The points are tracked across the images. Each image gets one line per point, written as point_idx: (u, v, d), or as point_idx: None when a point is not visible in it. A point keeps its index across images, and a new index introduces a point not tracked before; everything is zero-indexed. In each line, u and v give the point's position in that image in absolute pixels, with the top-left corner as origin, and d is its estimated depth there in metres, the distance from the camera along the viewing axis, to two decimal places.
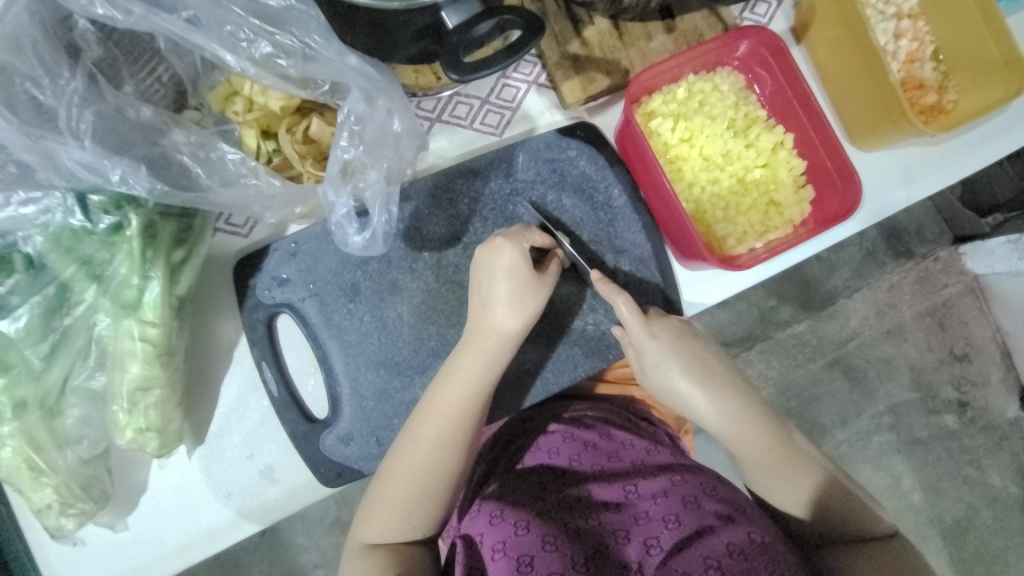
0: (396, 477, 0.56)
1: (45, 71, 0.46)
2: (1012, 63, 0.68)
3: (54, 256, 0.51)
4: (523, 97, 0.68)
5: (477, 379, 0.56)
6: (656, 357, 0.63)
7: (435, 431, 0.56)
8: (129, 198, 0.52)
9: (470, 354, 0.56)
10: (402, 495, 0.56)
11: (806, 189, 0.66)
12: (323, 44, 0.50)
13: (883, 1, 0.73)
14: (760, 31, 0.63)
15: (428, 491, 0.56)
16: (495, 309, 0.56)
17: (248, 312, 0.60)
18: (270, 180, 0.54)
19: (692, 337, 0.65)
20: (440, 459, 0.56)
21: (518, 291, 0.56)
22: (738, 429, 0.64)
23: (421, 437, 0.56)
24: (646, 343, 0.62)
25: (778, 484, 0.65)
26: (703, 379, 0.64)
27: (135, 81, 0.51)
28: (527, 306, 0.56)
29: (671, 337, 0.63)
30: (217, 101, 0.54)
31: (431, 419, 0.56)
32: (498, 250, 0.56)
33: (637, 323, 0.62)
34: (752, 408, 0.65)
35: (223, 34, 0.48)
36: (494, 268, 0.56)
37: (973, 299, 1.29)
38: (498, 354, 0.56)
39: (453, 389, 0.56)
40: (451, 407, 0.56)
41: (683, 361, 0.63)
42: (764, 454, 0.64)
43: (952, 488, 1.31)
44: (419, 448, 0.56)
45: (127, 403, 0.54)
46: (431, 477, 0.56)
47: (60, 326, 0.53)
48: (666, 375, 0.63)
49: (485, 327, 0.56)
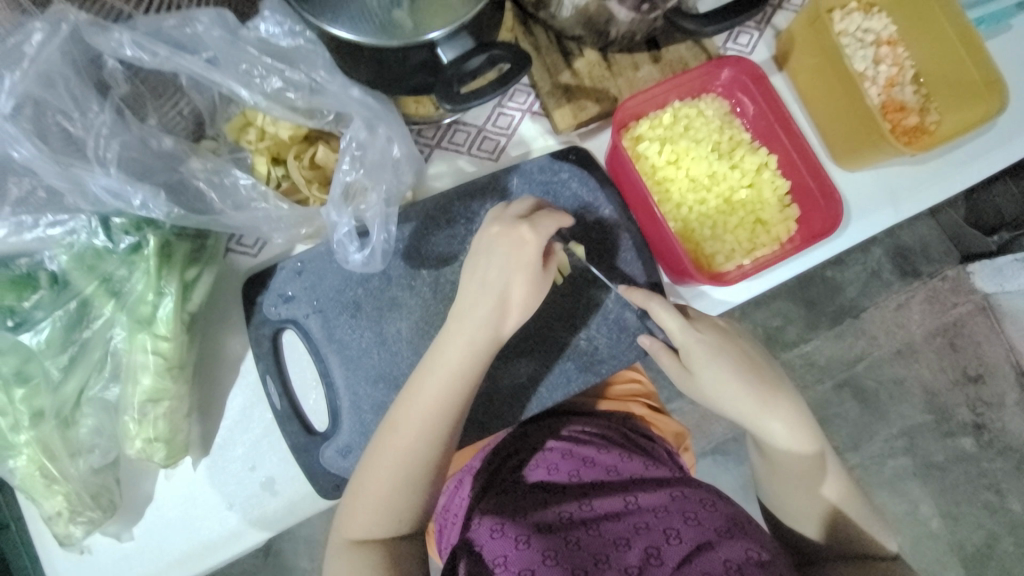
0: (380, 472, 0.56)
1: (75, 105, 0.50)
2: (991, 85, 0.70)
3: (76, 274, 0.55)
4: (518, 123, 0.72)
5: (462, 364, 0.57)
6: (704, 360, 0.62)
7: (419, 422, 0.56)
8: (148, 220, 0.55)
9: (454, 346, 0.57)
10: (385, 491, 0.56)
11: (791, 208, 0.68)
12: (328, 79, 0.55)
13: (862, 30, 0.76)
14: (740, 61, 0.67)
15: (413, 478, 0.57)
16: (483, 302, 0.58)
17: (255, 327, 0.63)
18: (278, 204, 0.58)
19: (737, 341, 0.64)
20: (424, 445, 0.56)
21: (520, 282, 0.58)
22: (782, 441, 0.63)
23: (406, 423, 0.56)
24: (691, 344, 0.62)
25: (799, 498, 0.64)
26: (755, 386, 0.62)
27: (159, 114, 0.55)
28: (516, 299, 0.58)
29: (715, 341, 0.63)
30: (232, 132, 0.59)
31: (416, 404, 0.56)
32: (519, 235, 0.57)
33: (677, 326, 0.62)
34: (802, 420, 0.63)
35: (239, 71, 0.53)
36: (494, 243, 0.58)
37: (983, 319, 1.28)
38: (484, 345, 0.57)
39: (438, 380, 0.57)
40: (436, 392, 0.57)
41: (732, 367, 0.62)
42: (798, 468, 0.63)
43: (972, 514, 1.27)
44: (402, 441, 0.56)
45: (138, 413, 0.57)
46: (416, 464, 0.56)
47: (80, 338, 0.56)
48: (712, 380, 0.62)
49: (470, 320, 0.57)
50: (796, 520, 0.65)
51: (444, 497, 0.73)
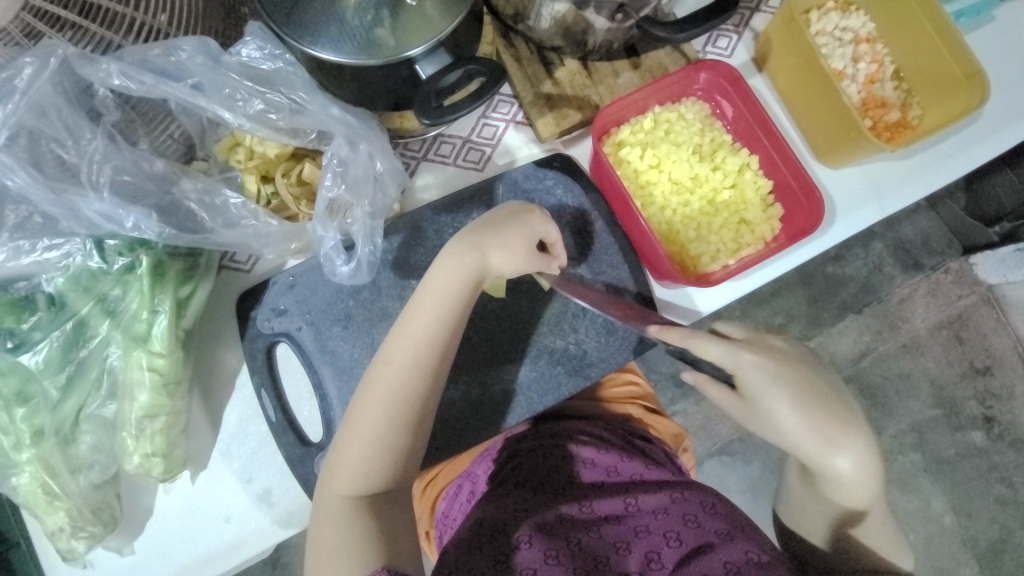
0: (371, 410, 0.55)
1: (68, 134, 0.52)
2: (971, 77, 0.70)
3: (73, 295, 0.57)
4: (502, 134, 0.73)
5: (446, 300, 0.57)
6: (766, 394, 0.58)
7: (409, 353, 0.56)
8: (140, 241, 0.57)
9: (442, 277, 0.58)
10: (376, 431, 0.54)
11: (774, 207, 0.69)
12: (308, 99, 0.57)
13: (840, 28, 0.77)
14: (716, 64, 0.68)
15: (402, 418, 0.55)
16: (471, 243, 0.59)
17: (249, 342, 0.65)
18: (268, 220, 0.60)
19: (804, 374, 0.60)
20: (413, 381, 0.55)
21: (517, 245, 0.60)
22: (841, 480, 0.60)
23: (393, 361, 0.56)
24: (750, 375, 0.58)
25: (819, 513, 0.65)
26: (823, 426, 0.58)
27: (150, 137, 0.56)
28: (503, 243, 0.59)
29: (776, 370, 0.58)
30: (222, 152, 0.61)
31: (404, 339, 0.56)
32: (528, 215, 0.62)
33: (724, 356, 0.59)
34: (869, 461, 0.59)
35: (222, 95, 0.55)
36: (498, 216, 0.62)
37: (989, 310, 1.27)
38: (471, 276, 0.58)
39: (427, 312, 0.57)
40: (423, 326, 0.57)
41: (798, 405, 0.58)
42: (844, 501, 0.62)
43: (986, 509, 1.26)
44: (392, 374, 0.55)
45: (136, 429, 0.58)
46: (406, 401, 0.55)
47: (77, 358, 0.57)
48: (777, 411, 0.58)
49: (456, 258, 0.58)
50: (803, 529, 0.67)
51: (443, 504, 0.74)
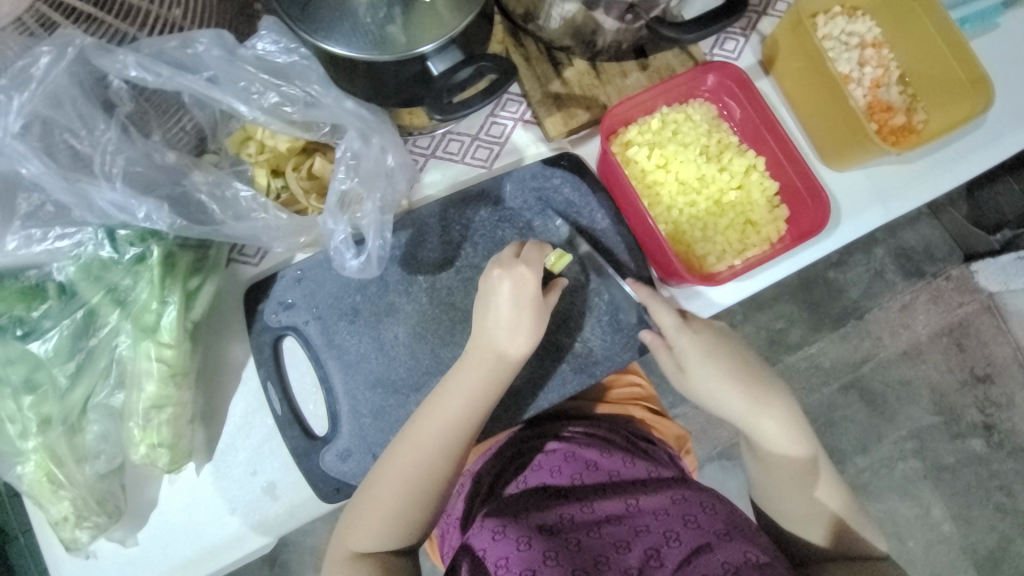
0: (391, 485, 0.58)
1: (82, 124, 0.53)
2: (977, 82, 0.70)
3: (83, 284, 0.57)
4: (510, 132, 0.73)
5: (476, 391, 0.60)
6: (694, 356, 0.64)
7: (437, 439, 0.59)
8: (152, 232, 0.57)
9: (472, 363, 0.60)
10: (393, 503, 0.58)
11: (780, 209, 0.69)
12: (322, 92, 0.57)
13: (847, 33, 0.77)
14: (724, 66, 0.69)
15: (421, 496, 0.58)
16: (494, 321, 0.60)
17: (256, 334, 0.65)
18: (277, 214, 0.60)
19: (727, 339, 0.67)
20: (437, 464, 0.59)
21: (534, 321, 0.60)
22: (770, 435, 0.65)
23: (419, 441, 0.59)
24: (686, 341, 0.64)
25: (792, 490, 0.65)
26: (744, 383, 0.65)
27: (163, 130, 0.57)
28: (520, 325, 0.60)
29: (709, 337, 0.65)
30: (234, 145, 0.61)
31: (434, 421, 0.59)
32: (523, 281, 0.60)
33: (672, 323, 0.64)
34: (793, 420, 0.65)
35: (238, 88, 0.56)
36: (500, 286, 0.60)
37: (989, 318, 1.27)
38: (502, 368, 0.60)
39: (458, 399, 0.59)
40: (454, 412, 0.59)
41: (723, 364, 0.64)
42: (790, 463, 0.65)
43: (985, 517, 1.26)
44: (419, 456, 0.58)
45: (143, 419, 0.58)
46: (427, 480, 0.59)
47: (86, 347, 0.57)
48: (707, 375, 0.64)
49: (487, 348, 0.60)
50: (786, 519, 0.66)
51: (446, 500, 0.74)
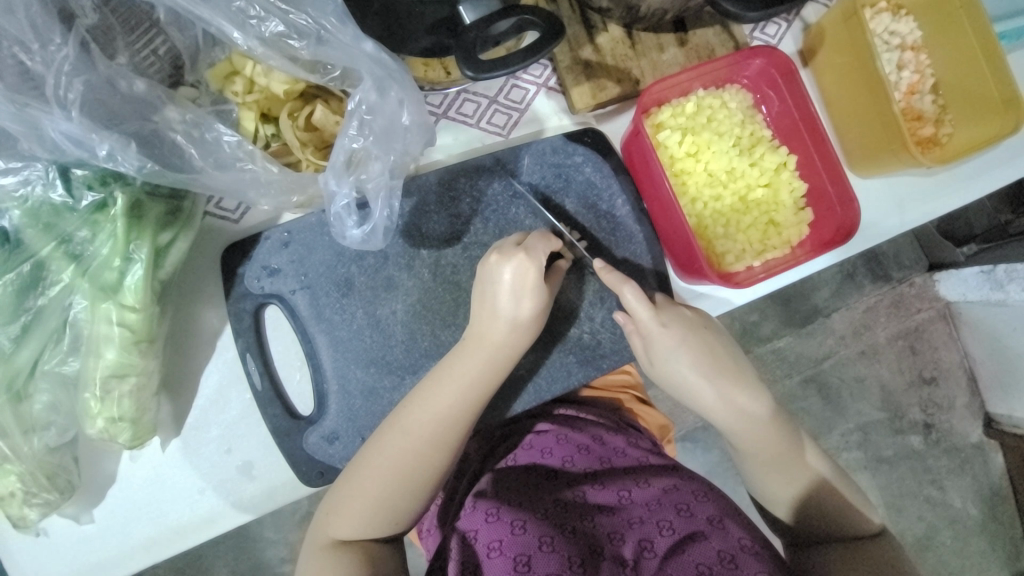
0: (377, 472, 0.54)
1: (35, 36, 0.43)
2: (1008, 101, 0.70)
3: (31, 233, 0.48)
4: (532, 98, 0.67)
5: (475, 379, 0.56)
6: (665, 349, 0.61)
7: (429, 429, 0.55)
8: (115, 174, 0.49)
9: (471, 349, 0.56)
10: (378, 492, 0.54)
11: (805, 212, 0.67)
12: (339, 27, 0.47)
13: (889, 31, 0.74)
14: (771, 52, 0.64)
15: (407, 486, 0.55)
16: (496, 304, 0.55)
17: (235, 301, 0.58)
18: (267, 166, 0.52)
19: (703, 329, 0.63)
20: (426, 454, 0.55)
21: (536, 310, 0.56)
22: (742, 421, 0.62)
23: (409, 429, 0.54)
24: (656, 334, 0.61)
25: (765, 469, 0.64)
26: (712, 373, 0.62)
27: (129, 52, 0.48)
28: (521, 315, 0.56)
29: (679, 328, 0.62)
30: (216, 80, 0.52)
31: (426, 409, 0.55)
32: (523, 271, 0.55)
33: (646, 315, 0.60)
34: (760, 404, 0.63)
35: (231, 9, 0.46)
36: (499, 274, 0.55)
37: (942, 325, 1.33)
38: (503, 356, 0.56)
39: (453, 389, 0.55)
40: (448, 401, 0.55)
41: (690, 354, 0.61)
42: (763, 445, 0.63)
43: (914, 507, 1.36)
44: (408, 446, 0.54)
45: (101, 390, 0.51)
46: (415, 471, 0.55)
47: (33, 306, 0.50)
48: (675, 365, 0.62)
49: (485, 337, 0.56)
50: (775, 502, 0.65)
51: None
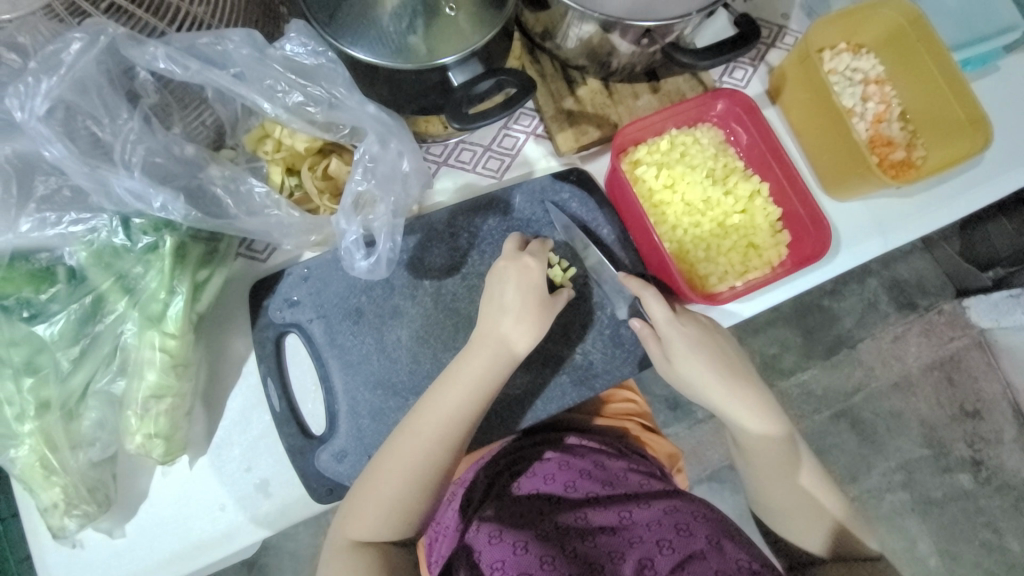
0: (390, 473, 0.58)
1: (106, 112, 0.54)
2: (976, 122, 0.73)
3: (93, 270, 0.57)
4: (522, 145, 0.75)
5: (478, 380, 0.60)
6: (683, 349, 0.64)
7: (438, 429, 0.58)
8: (166, 222, 0.58)
9: (475, 355, 0.60)
10: (391, 493, 0.58)
11: (782, 234, 0.71)
12: (347, 95, 0.57)
13: (851, 69, 0.80)
14: (733, 93, 0.71)
15: (419, 486, 0.58)
16: (501, 309, 0.62)
17: (259, 330, 0.65)
18: (290, 212, 0.61)
19: (716, 335, 0.66)
20: (435, 453, 0.58)
21: (535, 308, 0.62)
22: (748, 424, 0.65)
23: (419, 431, 0.58)
24: (675, 334, 0.64)
25: (774, 484, 0.65)
26: (728, 376, 0.65)
27: (183, 123, 0.58)
28: (524, 316, 0.61)
29: (697, 332, 0.65)
30: (250, 142, 0.62)
31: (433, 411, 0.59)
32: (527, 271, 0.62)
33: (664, 316, 0.64)
34: (770, 411, 0.65)
35: (263, 86, 0.56)
36: (505, 275, 0.62)
37: (979, 354, 1.29)
38: (504, 358, 0.60)
39: (458, 391, 0.59)
40: (454, 401, 0.59)
41: (708, 358, 0.64)
42: (771, 453, 0.65)
43: (970, 553, 1.26)
44: (418, 445, 0.58)
45: (141, 408, 0.58)
46: (425, 471, 0.58)
47: (91, 332, 0.58)
48: (693, 365, 0.64)
49: (488, 340, 0.61)
50: (780, 517, 0.66)
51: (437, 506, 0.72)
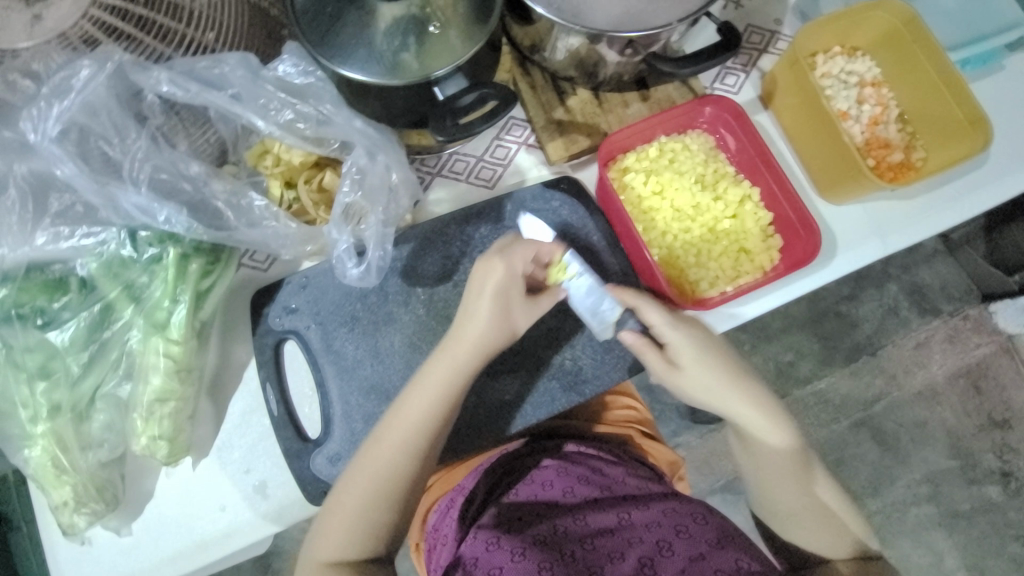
0: (360, 480, 0.59)
1: (115, 133, 0.57)
2: (975, 123, 0.72)
3: (102, 280, 0.61)
4: (514, 155, 0.77)
5: (444, 385, 0.61)
6: (681, 351, 0.63)
7: (405, 434, 0.60)
8: (169, 235, 0.61)
9: (442, 362, 0.61)
10: (361, 500, 0.59)
11: (774, 239, 0.71)
12: (334, 111, 0.62)
13: (846, 71, 0.79)
14: (720, 99, 0.72)
15: (389, 491, 0.59)
16: (469, 317, 0.62)
17: (259, 336, 0.68)
18: (287, 223, 0.64)
19: (713, 339, 0.65)
20: (403, 458, 0.59)
21: (499, 317, 0.62)
22: (758, 422, 0.64)
23: (387, 438, 0.60)
24: (674, 336, 0.63)
25: (791, 489, 0.64)
26: (732, 376, 0.64)
27: (189, 141, 0.61)
28: (492, 322, 0.61)
29: (694, 333, 0.64)
30: (251, 158, 0.65)
31: (401, 417, 0.60)
32: (496, 277, 0.61)
33: (659, 319, 0.63)
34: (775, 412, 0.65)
35: (257, 105, 0.60)
36: (481, 283, 0.62)
37: (1008, 361, 1.24)
38: (471, 363, 0.61)
39: (425, 397, 0.60)
40: (421, 408, 0.60)
41: (710, 361, 0.64)
42: (781, 456, 0.65)
43: (999, 568, 1.21)
44: (387, 451, 0.59)
45: (146, 411, 0.61)
46: (394, 475, 0.59)
47: (100, 338, 0.62)
48: (697, 366, 0.63)
49: (455, 347, 0.61)
50: (788, 521, 0.65)
51: (434, 516, 0.72)
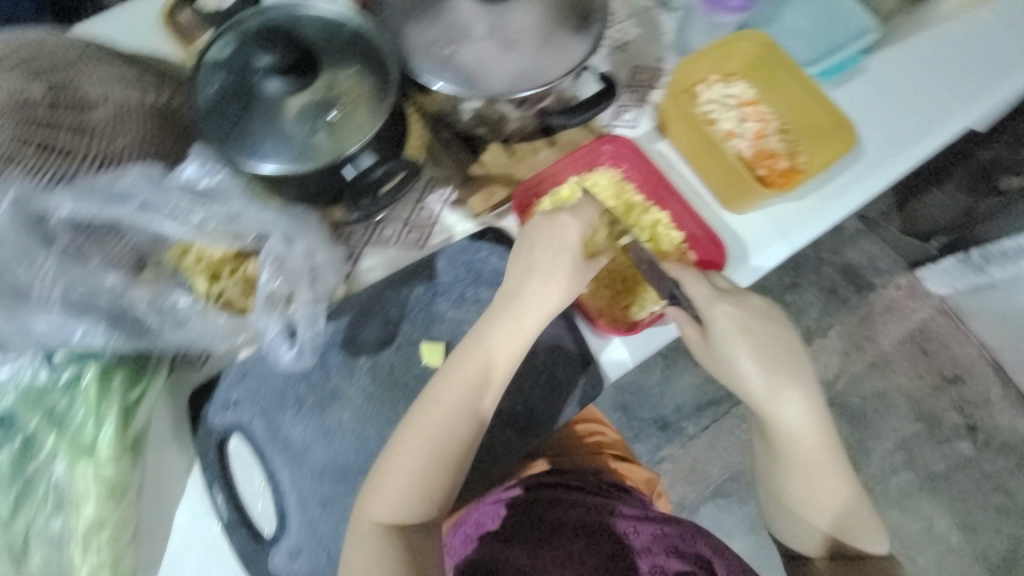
0: (410, 455, 0.59)
1: (24, 261, 0.56)
2: (841, 125, 0.81)
3: (23, 412, 0.59)
4: (439, 213, 0.80)
5: (496, 365, 0.62)
6: (726, 336, 0.63)
7: (457, 412, 0.60)
8: (88, 354, 0.60)
9: (492, 341, 0.62)
10: (409, 477, 0.59)
11: (688, 255, 0.76)
12: (244, 207, 0.64)
13: (726, 95, 0.87)
14: (616, 138, 0.79)
15: (435, 468, 0.60)
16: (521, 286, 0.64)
17: (201, 438, 0.66)
18: (216, 318, 0.65)
19: (771, 321, 0.64)
20: (451, 438, 0.60)
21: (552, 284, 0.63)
22: (785, 416, 0.63)
23: (438, 416, 0.60)
24: (720, 318, 0.63)
25: (819, 485, 0.65)
26: (783, 368, 0.63)
27: (102, 254, 0.59)
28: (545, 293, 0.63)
29: (748, 323, 0.63)
30: (172, 257, 0.64)
31: (452, 395, 0.61)
32: (554, 242, 0.63)
33: (701, 295, 0.64)
34: (814, 405, 0.63)
35: (165, 212, 0.61)
36: (529, 244, 0.63)
37: (946, 321, 1.32)
38: (519, 344, 0.62)
39: (475, 376, 0.61)
40: (472, 385, 0.61)
41: (752, 345, 0.63)
42: (812, 450, 0.64)
43: (987, 521, 1.24)
44: (439, 429, 0.60)
45: (82, 543, 0.58)
46: (442, 454, 0.60)
47: (24, 476, 0.59)
48: (731, 354, 0.63)
49: (509, 321, 0.63)
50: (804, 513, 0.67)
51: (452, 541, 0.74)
